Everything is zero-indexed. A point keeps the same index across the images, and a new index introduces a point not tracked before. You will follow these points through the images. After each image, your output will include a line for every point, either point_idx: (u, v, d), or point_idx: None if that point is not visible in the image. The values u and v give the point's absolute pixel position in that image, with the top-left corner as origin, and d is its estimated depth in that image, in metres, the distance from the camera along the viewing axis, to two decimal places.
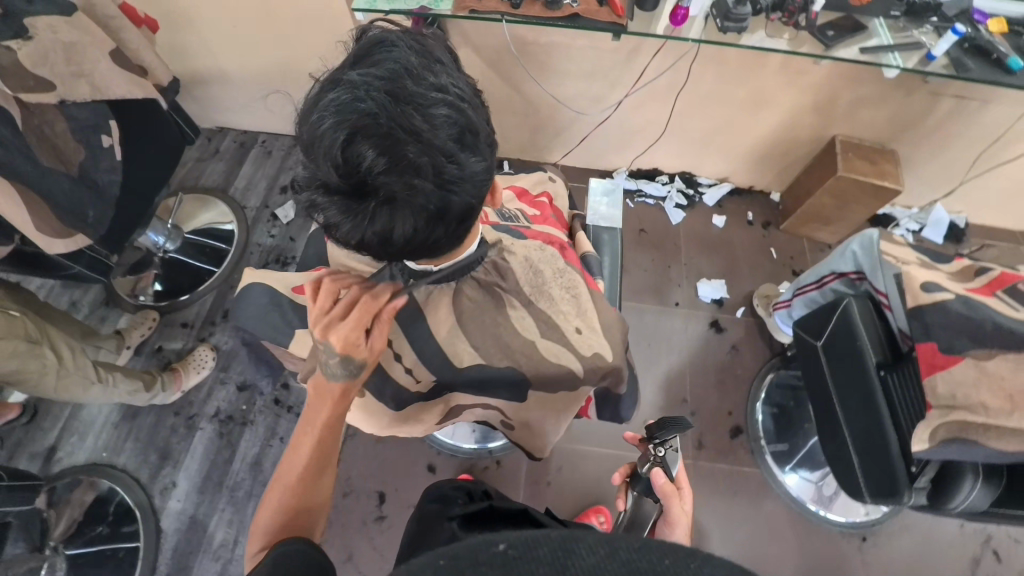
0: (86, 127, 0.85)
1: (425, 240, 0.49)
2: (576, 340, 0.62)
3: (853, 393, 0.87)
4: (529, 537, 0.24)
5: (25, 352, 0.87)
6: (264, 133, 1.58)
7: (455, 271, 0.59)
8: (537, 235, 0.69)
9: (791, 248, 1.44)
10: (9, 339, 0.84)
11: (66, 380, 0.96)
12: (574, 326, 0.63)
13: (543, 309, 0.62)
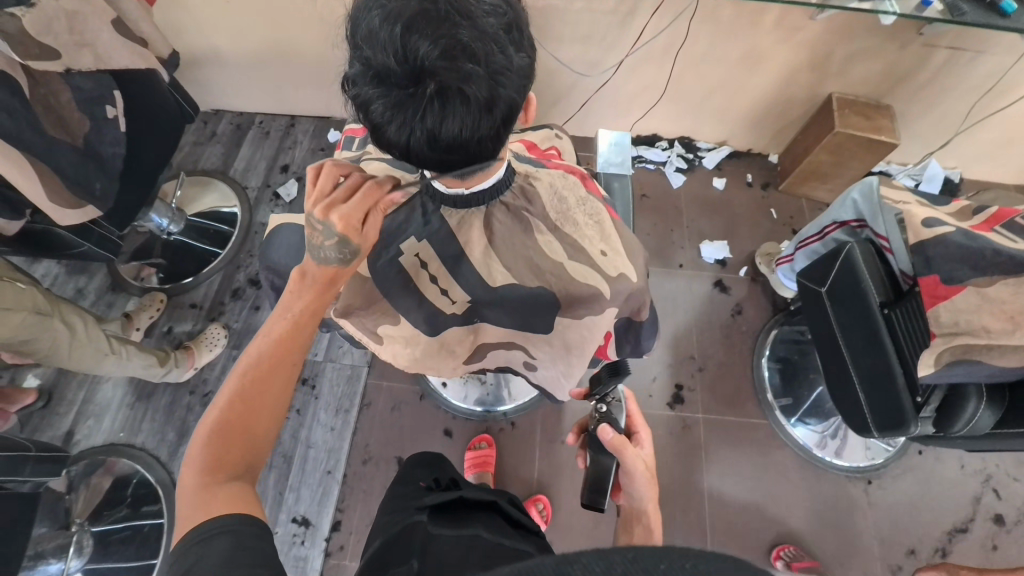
0: (91, 97, 0.85)
1: (470, 142, 0.46)
2: (602, 262, 0.61)
3: (858, 333, 0.89)
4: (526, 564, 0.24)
5: (36, 324, 0.90)
6: (260, 114, 1.58)
7: (484, 195, 0.58)
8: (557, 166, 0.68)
9: (790, 207, 1.46)
10: (17, 311, 0.87)
11: (79, 349, 0.99)
12: (600, 248, 0.62)
13: (569, 232, 0.61)
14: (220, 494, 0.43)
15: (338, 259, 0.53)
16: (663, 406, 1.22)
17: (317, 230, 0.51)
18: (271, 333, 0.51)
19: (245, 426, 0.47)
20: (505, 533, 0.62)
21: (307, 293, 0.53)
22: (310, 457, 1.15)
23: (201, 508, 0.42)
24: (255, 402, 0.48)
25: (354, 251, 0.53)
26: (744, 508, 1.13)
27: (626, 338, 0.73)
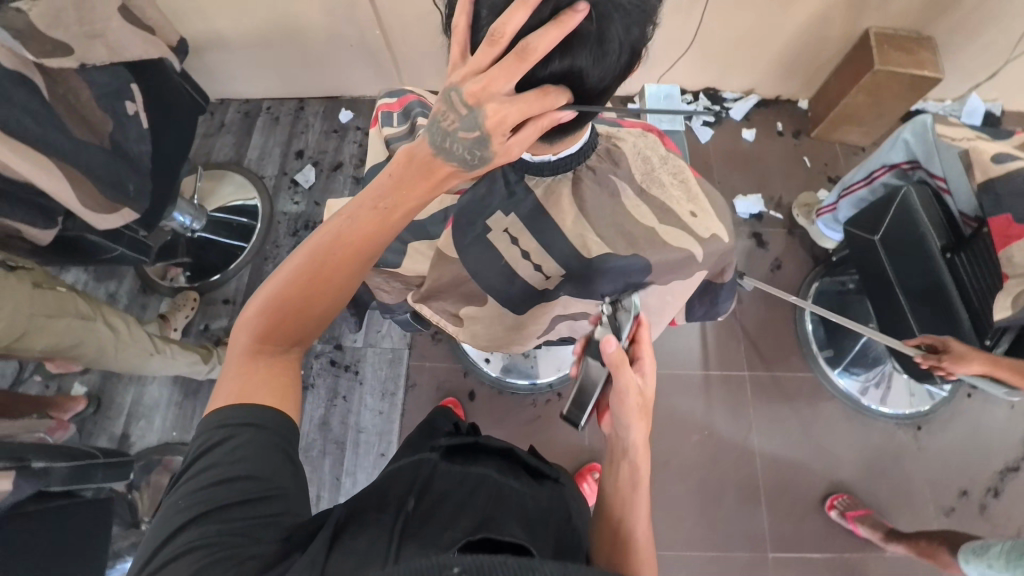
0: (109, 93, 0.82)
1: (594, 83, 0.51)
2: (693, 224, 0.65)
3: (916, 278, 0.87)
4: (489, 565, 0.32)
5: (78, 329, 0.90)
6: (267, 99, 1.52)
7: (572, 159, 0.62)
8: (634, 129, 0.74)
9: (824, 154, 1.41)
10: (59, 319, 0.86)
11: (125, 352, 0.99)
12: (689, 211, 0.66)
13: (656, 196, 0.65)
14: (265, 369, 0.48)
15: (457, 158, 0.49)
16: (707, 367, 1.21)
17: (453, 110, 0.45)
18: (364, 217, 0.49)
19: (302, 312, 0.48)
20: (518, 483, 0.58)
21: (415, 178, 0.49)
22: (362, 440, 1.16)
23: (246, 378, 0.47)
24: (321, 290, 0.48)
25: (485, 157, 0.48)
26: (795, 461, 1.14)
27: (700, 301, 0.74)
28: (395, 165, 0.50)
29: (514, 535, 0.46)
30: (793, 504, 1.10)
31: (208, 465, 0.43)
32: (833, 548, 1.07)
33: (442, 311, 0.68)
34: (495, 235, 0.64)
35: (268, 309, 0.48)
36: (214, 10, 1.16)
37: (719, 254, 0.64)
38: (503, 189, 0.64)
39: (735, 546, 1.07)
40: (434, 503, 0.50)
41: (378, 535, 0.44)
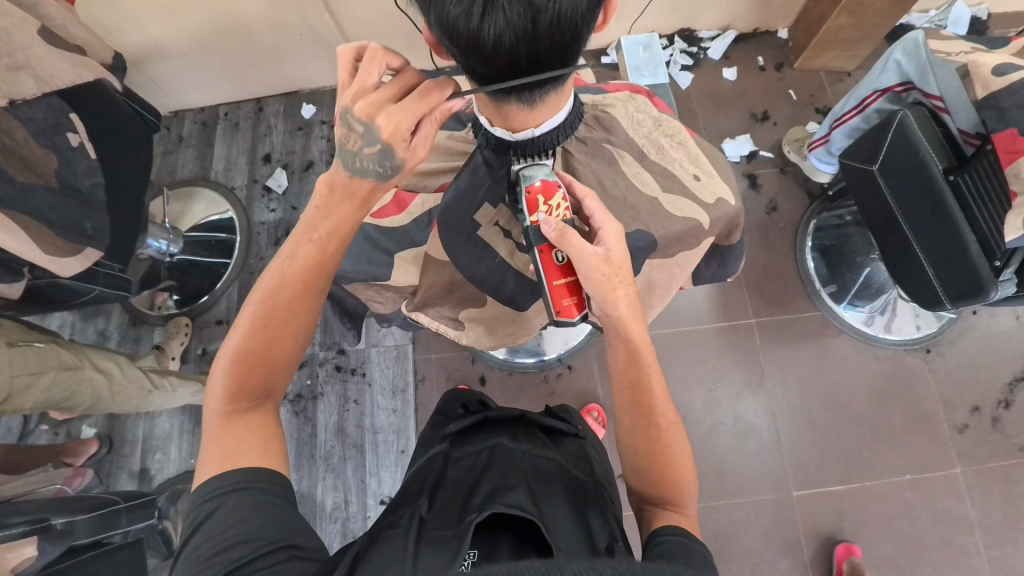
0: (48, 128, 0.76)
1: (564, 23, 0.43)
2: (699, 187, 0.64)
3: (918, 206, 0.84)
4: (513, 570, 0.28)
5: (69, 379, 0.87)
6: (222, 105, 1.43)
7: (555, 134, 0.60)
8: (619, 89, 0.71)
9: (810, 85, 1.35)
10: (45, 372, 0.83)
11: (126, 394, 0.97)
12: (692, 173, 0.65)
13: (655, 162, 0.64)
14: (241, 428, 0.48)
15: (374, 173, 0.52)
16: (714, 321, 1.19)
17: (354, 133, 0.50)
18: (296, 253, 0.51)
19: (266, 361, 0.49)
20: (549, 448, 0.58)
21: (338, 201, 0.52)
22: (381, 441, 1.16)
23: (224, 437, 0.46)
24: (279, 332, 0.50)
25: (396, 163, 0.52)
26: (809, 401, 1.14)
27: (709, 264, 0.72)
28: (319, 197, 0.53)
29: (520, 508, 0.45)
30: (812, 442, 1.12)
31: (206, 531, 0.42)
32: (854, 478, 1.09)
33: (438, 316, 0.68)
34: (488, 231, 0.65)
35: (232, 367, 0.48)
36: (147, 18, 1.07)
37: (727, 218, 0.63)
38: (487, 177, 0.64)
39: (760, 491, 1.09)
40: (446, 500, 0.49)
41: (394, 551, 0.42)
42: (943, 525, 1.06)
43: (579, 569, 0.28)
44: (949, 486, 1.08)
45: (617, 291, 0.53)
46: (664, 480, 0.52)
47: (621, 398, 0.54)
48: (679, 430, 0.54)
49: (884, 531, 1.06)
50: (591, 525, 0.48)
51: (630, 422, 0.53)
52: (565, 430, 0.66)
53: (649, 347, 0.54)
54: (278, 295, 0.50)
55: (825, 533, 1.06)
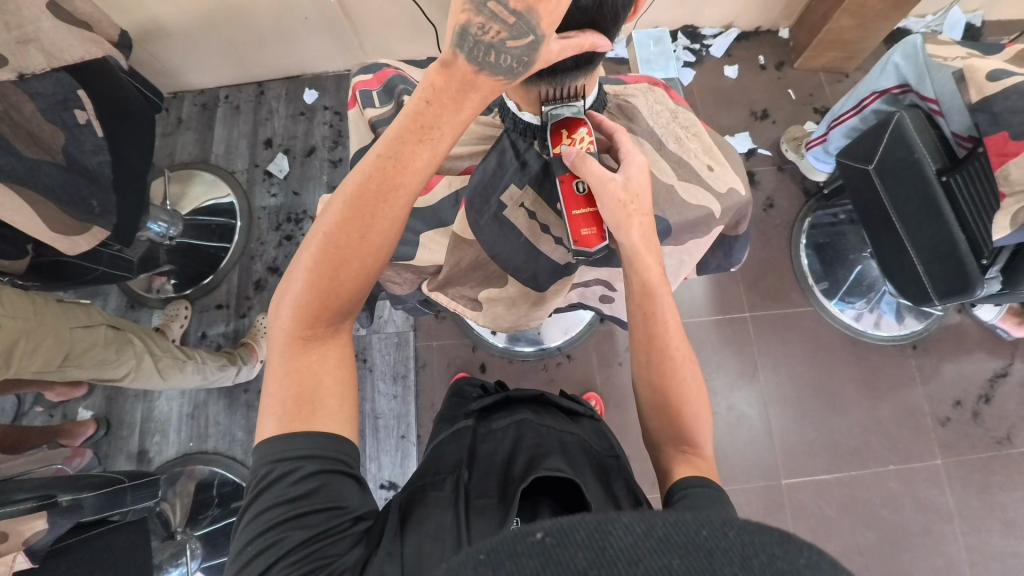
0: (55, 103, 0.75)
1: (601, 10, 0.45)
2: (712, 178, 0.66)
3: (913, 204, 0.87)
4: (568, 524, 0.29)
5: (116, 339, 0.89)
6: (223, 87, 1.42)
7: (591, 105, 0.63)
8: (637, 80, 0.73)
9: (809, 84, 1.38)
10: (95, 327, 0.86)
11: (161, 374, 0.98)
12: (706, 164, 0.67)
13: (673, 151, 0.66)
14: (316, 354, 0.45)
15: (504, 70, 0.41)
16: (711, 313, 1.22)
17: (499, 21, 0.38)
18: (391, 156, 0.42)
19: (351, 282, 0.44)
20: (569, 425, 0.63)
21: (442, 98, 0.42)
22: (382, 426, 1.17)
23: (299, 363, 0.44)
24: (365, 250, 0.44)
25: (532, 64, 0.42)
26: (800, 392, 1.18)
27: (714, 254, 0.74)
28: (431, 87, 0.42)
29: (561, 469, 0.47)
30: (803, 432, 1.15)
31: (274, 498, 0.41)
32: (841, 467, 1.13)
33: (458, 296, 0.71)
34: (511, 211, 0.66)
35: (313, 286, 0.43)
36: None
37: (737, 208, 0.65)
38: (515, 160, 0.65)
39: (752, 479, 1.12)
40: (484, 470, 0.51)
41: (445, 517, 0.44)
42: (924, 513, 1.10)
43: (631, 523, 0.29)
44: (930, 476, 1.12)
45: (628, 223, 0.55)
46: (686, 438, 0.54)
47: (641, 372, 0.56)
48: (705, 406, 0.56)
49: (868, 518, 1.10)
50: (615, 490, 0.51)
51: (649, 397, 0.56)
52: (579, 411, 0.69)
53: (674, 321, 0.56)
54: (365, 207, 0.42)
55: (814, 519, 1.10)
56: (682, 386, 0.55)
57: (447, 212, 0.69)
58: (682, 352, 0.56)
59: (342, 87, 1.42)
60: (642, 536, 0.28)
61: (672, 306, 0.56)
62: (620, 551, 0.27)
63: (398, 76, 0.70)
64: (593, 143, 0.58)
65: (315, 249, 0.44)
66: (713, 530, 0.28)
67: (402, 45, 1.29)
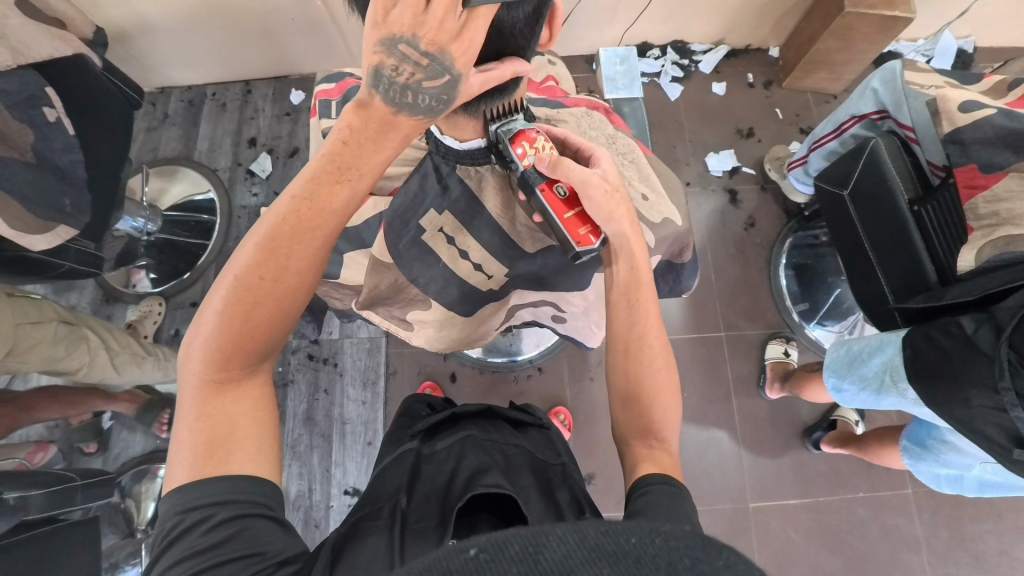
0: (22, 102, 0.75)
1: (505, 37, 0.44)
2: (647, 207, 0.64)
3: (886, 235, 0.86)
4: (503, 539, 0.27)
5: (70, 335, 0.89)
6: (210, 84, 1.42)
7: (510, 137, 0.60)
8: (580, 104, 0.72)
9: (796, 105, 1.37)
10: (44, 323, 0.85)
11: (117, 369, 0.98)
12: (643, 192, 0.65)
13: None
14: (231, 399, 0.45)
15: (424, 108, 0.43)
16: (685, 331, 1.21)
17: (411, 63, 0.39)
18: (305, 198, 0.44)
19: (268, 318, 0.46)
20: (516, 437, 0.62)
21: (361, 136, 0.43)
22: (349, 431, 1.17)
23: (211, 411, 0.44)
24: (283, 286, 0.45)
25: (454, 100, 0.43)
26: (772, 414, 1.17)
27: (664, 279, 0.74)
28: (348, 127, 0.43)
29: (498, 486, 0.46)
30: (771, 455, 1.14)
31: (184, 550, 0.39)
32: (809, 492, 1.12)
33: (387, 316, 0.72)
34: (431, 236, 0.64)
35: (227, 329, 0.44)
36: None
37: (673, 238, 0.65)
38: (436, 184, 0.62)
39: (718, 500, 1.11)
40: (425, 493, 0.49)
41: (379, 545, 0.43)
42: (891, 543, 1.09)
43: (564, 535, 0.27)
44: (899, 504, 1.11)
45: (620, 212, 0.55)
46: (651, 429, 0.53)
47: (615, 370, 0.56)
48: (675, 399, 0.55)
49: (834, 545, 1.09)
50: (557, 497, 0.50)
51: (621, 400, 0.55)
52: (528, 421, 0.69)
53: (653, 315, 0.55)
54: (280, 249, 0.44)
55: (779, 544, 1.09)
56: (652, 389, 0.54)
57: None
58: (656, 358, 0.55)
59: None
60: (574, 546, 0.27)
61: (653, 300, 0.56)
62: (553, 564, 0.26)
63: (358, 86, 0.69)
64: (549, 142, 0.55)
65: (228, 289, 0.45)
66: (643, 536, 0.27)
67: None
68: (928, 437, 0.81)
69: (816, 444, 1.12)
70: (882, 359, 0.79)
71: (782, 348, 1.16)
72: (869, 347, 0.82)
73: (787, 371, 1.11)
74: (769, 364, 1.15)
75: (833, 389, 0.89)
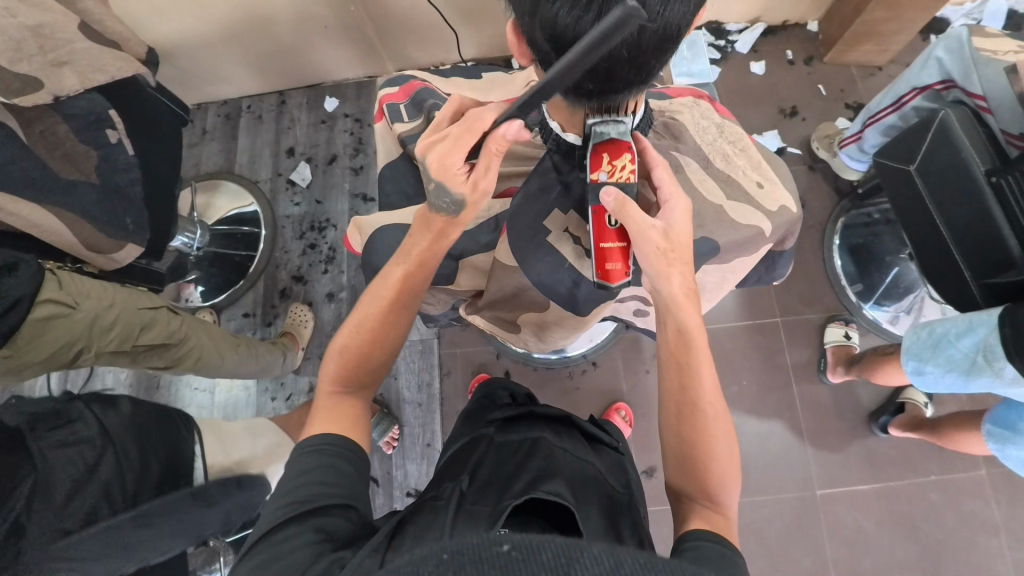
0: (86, 124, 0.77)
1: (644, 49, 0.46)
2: (763, 195, 0.66)
3: (960, 210, 0.83)
4: (538, 542, 0.29)
5: (176, 320, 0.90)
6: (246, 97, 1.43)
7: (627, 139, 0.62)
8: (682, 93, 0.74)
9: (840, 80, 1.33)
10: (158, 310, 0.87)
11: (221, 355, 0.99)
12: (756, 181, 0.67)
13: (720, 169, 0.66)
14: (338, 401, 0.54)
15: (454, 203, 0.59)
16: (739, 317, 1.19)
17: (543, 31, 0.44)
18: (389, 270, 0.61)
19: (368, 344, 0.57)
20: (589, 453, 0.59)
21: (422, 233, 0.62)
22: (407, 434, 1.18)
23: (326, 410, 0.53)
24: (379, 322, 0.58)
25: (463, 198, 0.59)
26: (835, 398, 1.15)
27: (757, 267, 0.76)
28: (408, 231, 0.63)
29: (558, 494, 0.45)
30: (835, 441, 1.12)
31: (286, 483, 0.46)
32: (878, 476, 1.10)
33: (492, 317, 0.76)
34: (555, 237, 0.66)
35: (341, 355, 0.57)
36: (177, 14, 1.06)
37: (788, 224, 0.67)
38: (557, 183, 0.66)
39: (783, 489, 1.10)
40: (486, 480, 0.49)
41: (437, 521, 0.43)
42: (966, 526, 1.06)
43: (600, 554, 0.28)
44: (973, 487, 1.08)
45: (669, 269, 0.55)
46: (711, 492, 0.50)
47: (668, 421, 0.54)
48: (733, 466, 0.52)
49: (907, 530, 1.07)
50: (620, 526, 0.48)
51: (674, 466, 0.53)
52: (604, 441, 0.65)
53: (711, 381, 0.54)
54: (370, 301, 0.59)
55: (849, 532, 1.07)
56: (711, 438, 0.52)
57: (482, 233, 0.68)
58: (715, 409, 0.53)
59: (363, 95, 1.43)
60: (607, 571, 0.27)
61: (709, 368, 0.54)
62: None
63: (424, 89, 0.71)
64: (632, 173, 0.57)
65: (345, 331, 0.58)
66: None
67: (421, 49, 1.28)
68: (1020, 418, 0.78)
69: (880, 428, 1.10)
70: (972, 339, 0.75)
71: (842, 331, 1.14)
72: (955, 328, 0.78)
73: (851, 355, 1.09)
74: (830, 349, 1.13)
75: (914, 372, 0.86)
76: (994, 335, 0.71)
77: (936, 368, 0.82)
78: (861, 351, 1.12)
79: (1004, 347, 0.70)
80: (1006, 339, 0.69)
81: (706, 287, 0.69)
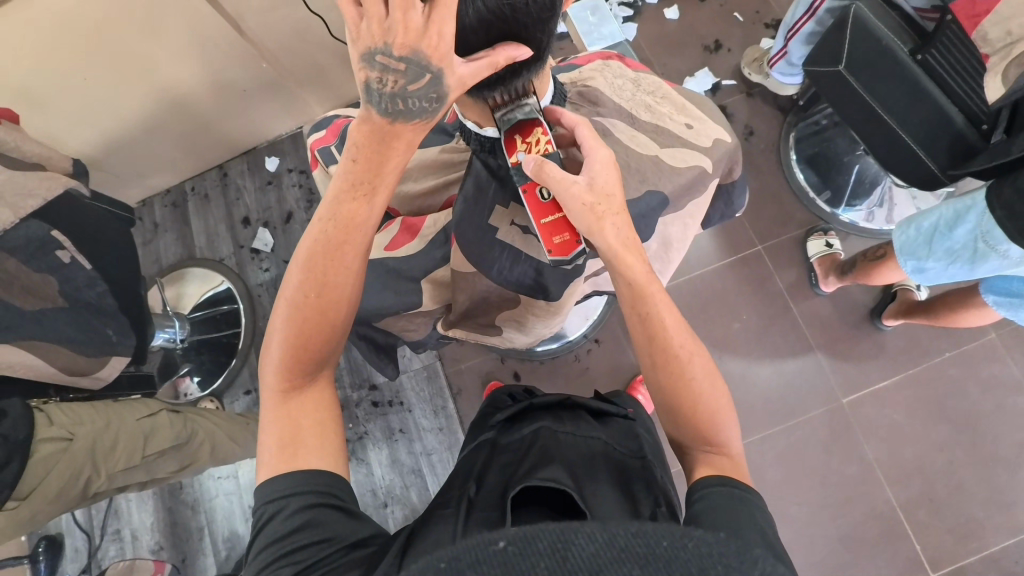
0: (33, 252, 0.74)
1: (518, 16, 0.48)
2: (695, 134, 0.67)
3: (895, 94, 0.83)
4: (532, 533, 0.31)
5: (179, 417, 0.90)
6: (186, 180, 1.42)
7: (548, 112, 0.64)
8: (590, 59, 0.75)
9: (754, 2, 1.34)
10: (157, 413, 0.87)
11: (234, 438, 0.99)
12: (684, 122, 0.68)
13: (647, 121, 0.67)
14: (298, 403, 0.51)
15: (419, 110, 0.50)
16: (722, 256, 1.20)
17: (392, 70, 0.47)
18: (338, 203, 0.52)
19: (318, 328, 0.51)
20: (594, 429, 0.59)
21: (374, 145, 0.51)
22: (435, 461, 1.17)
23: (285, 416, 0.50)
24: (328, 300, 0.51)
25: (443, 94, 0.49)
26: (835, 306, 1.16)
27: (716, 205, 0.77)
28: (356, 144, 0.51)
29: (555, 479, 0.45)
30: (847, 347, 1.13)
31: (271, 536, 0.44)
32: (896, 369, 1.11)
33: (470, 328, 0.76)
34: (506, 231, 0.66)
35: (286, 345, 0.50)
36: (93, 117, 1.03)
37: (727, 155, 0.67)
38: (491, 181, 0.66)
39: (811, 408, 1.10)
40: (494, 480, 0.49)
41: (444, 531, 0.43)
42: (991, 392, 1.08)
43: (594, 533, 0.30)
44: (987, 353, 1.09)
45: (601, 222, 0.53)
46: (707, 437, 0.51)
47: (648, 374, 0.53)
48: (724, 401, 0.53)
49: (938, 412, 1.08)
50: (635, 494, 0.48)
51: (671, 421, 0.53)
52: (612, 412, 0.65)
53: (671, 319, 0.53)
54: (320, 256, 0.51)
55: (884, 430, 1.08)
56: (693, 381, 0.51)
57: (443, 248, 0.69)
58: (688, 348, 0.52)
59: (300, 146, 1.42)
60: (603, 546, 0.30)
61: (666, 305, 0.53)
62: (581, 560, 0.29)
63: (348, 124, 0.71)
64: (551, 144, 0.57)
65: (284, 310, 0.51)
66: (674, 541, 0.30)
67: (343, 86, 1.28)
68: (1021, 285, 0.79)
69: (882, 323, 1.12)
70: (966, 227, 0.76)
71: (823, 241, 1.15)
72: (944, 220, 0.79)
73: (839, 262, 1.10)
74: (817, 262, 1.14)
75: (915, 272, 0.88)
76: (988, 218, 0.72)
77: (936, 262, 0.83)
78: (845, 255, 1.13)
79: (1004, 230, 0.70)
80: (1003, 220, 0.70)
81: (673, 239, 0.70)
